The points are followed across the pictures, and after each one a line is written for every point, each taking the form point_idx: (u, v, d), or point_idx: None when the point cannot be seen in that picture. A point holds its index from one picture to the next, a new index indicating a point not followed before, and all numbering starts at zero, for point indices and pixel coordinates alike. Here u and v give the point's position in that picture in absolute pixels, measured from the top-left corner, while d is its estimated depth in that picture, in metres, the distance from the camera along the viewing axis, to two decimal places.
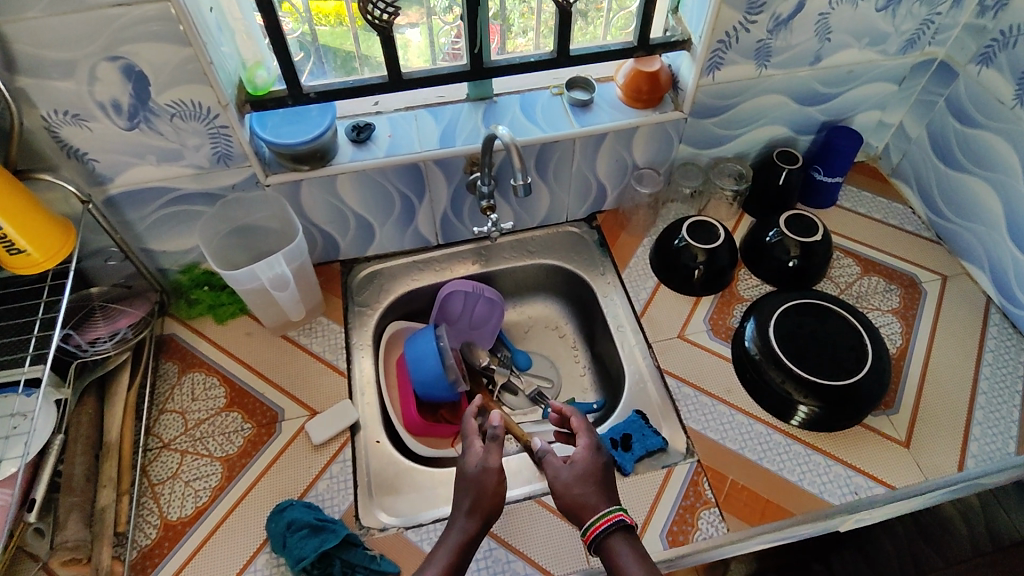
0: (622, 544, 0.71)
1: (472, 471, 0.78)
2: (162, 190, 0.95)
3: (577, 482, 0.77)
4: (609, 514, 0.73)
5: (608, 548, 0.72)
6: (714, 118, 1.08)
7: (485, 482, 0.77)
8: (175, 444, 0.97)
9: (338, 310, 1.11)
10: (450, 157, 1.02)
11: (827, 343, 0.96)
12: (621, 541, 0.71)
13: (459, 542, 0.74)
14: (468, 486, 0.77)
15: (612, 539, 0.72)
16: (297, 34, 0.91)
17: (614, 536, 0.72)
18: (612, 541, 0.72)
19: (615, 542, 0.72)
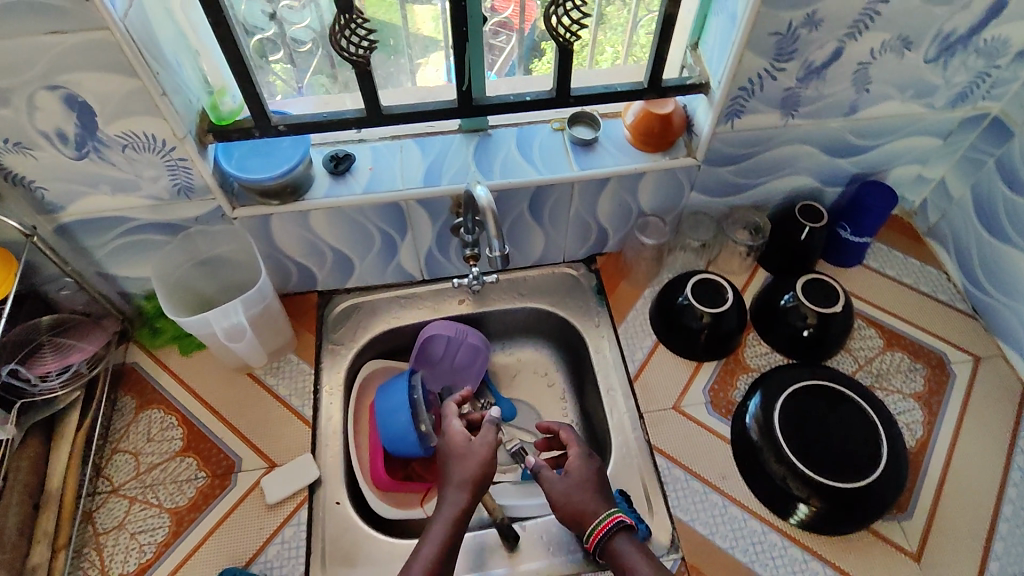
0: (625, 546, 0.75)
1: (471, 449, 0.79)
2: (119, 219, 0.88)
3: (578, 488, 0.80)
4: (612, 517, 0.77)
5: (611, 550, 0.76)
6: (732, 167, 0.98)
7: (483, 466, 0.78)
8: (125, 489, 0.91)
9: (309, 348, 1.04)
10: (435, 197, 0.93)
11: (838, 435, 0.86)
12: (625, 542, 0.76)
13: (455, 518, 0.74)
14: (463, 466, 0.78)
15: (615, 541, 0.76)
16: (311, 22, 0.86)
17: (616, 536, 0.76)
18: (614, 542, 0.76)
19: (618, 544, 0.76)
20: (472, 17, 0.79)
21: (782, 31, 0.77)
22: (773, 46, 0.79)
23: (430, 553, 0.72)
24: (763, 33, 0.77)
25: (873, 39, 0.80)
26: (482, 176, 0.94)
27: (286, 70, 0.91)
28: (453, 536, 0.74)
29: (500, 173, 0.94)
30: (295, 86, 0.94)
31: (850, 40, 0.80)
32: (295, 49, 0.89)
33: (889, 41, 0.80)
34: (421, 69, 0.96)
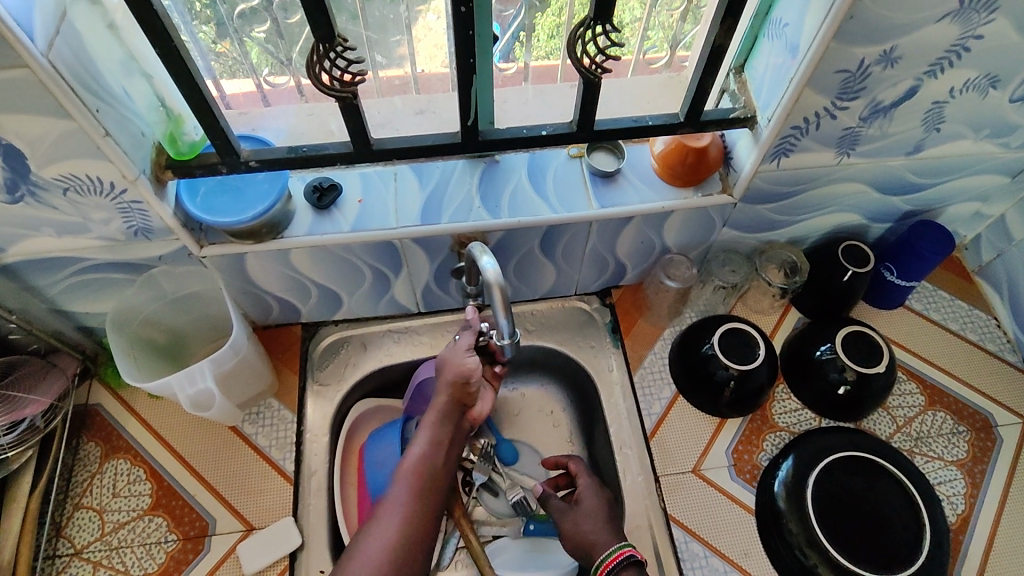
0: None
1: (458, 360, 0.77)
2: (69, 260, 0.76)
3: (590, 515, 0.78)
4: (621, 553, 0.72)
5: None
6: (773, 204, 0.86)
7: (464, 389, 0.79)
8: (88, 552, 0.82)
9: (292, 391, 0.94)
10: (434, 236, 0.82)
11: (875, 518, 0.79)
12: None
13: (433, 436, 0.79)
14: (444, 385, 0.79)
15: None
16: None
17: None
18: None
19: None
20: (481, 39, 0.67)
21: (851, 68, 0.66)
22: (838, 84, 0.68)
23: (417, 455, 0.78)
24: (829, 70, 0.66)
25: (955, 77, 0.69)
26: (488, 213, 0.82)
27: (271, 40, 0.75)
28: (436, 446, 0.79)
29: (509, 209, 0.82)
30: (283, 61, 0.79)
31: (929, 78, 0.69)
32: (283, 20, 0.72)
33: (975, 78, 0.70)
34: (420, 18, 0.77)
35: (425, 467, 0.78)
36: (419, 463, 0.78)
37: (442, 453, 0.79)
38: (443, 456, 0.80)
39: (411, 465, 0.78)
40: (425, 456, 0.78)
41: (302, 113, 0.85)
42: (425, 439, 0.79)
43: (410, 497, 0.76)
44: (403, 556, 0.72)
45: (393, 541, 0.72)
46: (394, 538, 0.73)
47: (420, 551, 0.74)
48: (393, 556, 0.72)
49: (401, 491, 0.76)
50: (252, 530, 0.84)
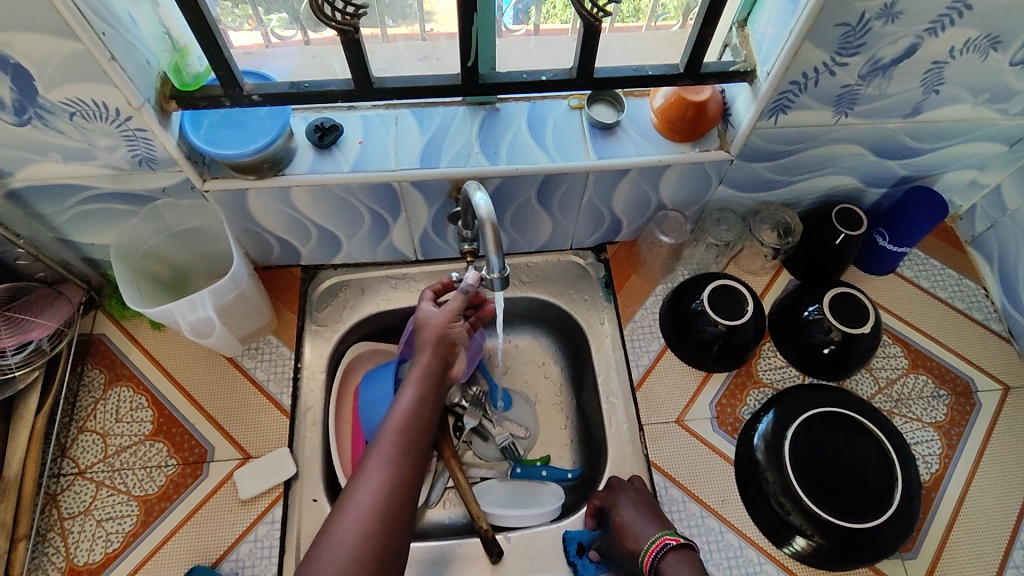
0: (678, 561, 0.69)
1: (439, 318, 0.81)
2: (74, 187, 0.78)
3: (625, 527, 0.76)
4: (654, 545, 0.71)
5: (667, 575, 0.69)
6: (770, 163, 0.87)
7: (450, 345, 0.81)
8: (92, 472, 0.85)
9: (291, 329, 0.96)
10: (433, 180, 0.83)
11: (851, 472, 0.81)
12: (675, 560, 0.69)
13: (418, 393, 0.77)
14: (429, 341, 0.80)
15: (669, 558, 0.69)
16: None
17: (667, 557, 0.70)
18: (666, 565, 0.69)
19: (670, 560, 0.69)
20: None
21: (851, 22, 0.66)
22: (838, 38, 0.68)
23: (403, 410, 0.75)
24: (828, 23, 0.66)
25: (955, 36, 0.69)
26: (486, 160, 0.83)
27: None
28: (423, 402, 0.77)
29: (507, 157, 0.83)
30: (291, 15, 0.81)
31: (929, 36, 0.69)
32: None
33: (975, 39, 0.70)
34: None
35: (411, 423, 0.75)
36: (405, 417, 0.74)
37: (428, 408, 0.77)
38: (428, 411, 0.77)
39: (397, 420, 0.74)
40: (411, 411, 0.75)
41: (306, 56, 0.85)
42: (411, 395, 0.77)
43: (397, 450, 0.72)
44: (392, 507, 0.68)
45: (382, 492, 0.68)
46: (383, 490, 0.68)
47: (408, 506, 0.69)
48: (382, 508, 0.67)
49: (387, 443, 0.72)
50: (249, 458, 0.87)
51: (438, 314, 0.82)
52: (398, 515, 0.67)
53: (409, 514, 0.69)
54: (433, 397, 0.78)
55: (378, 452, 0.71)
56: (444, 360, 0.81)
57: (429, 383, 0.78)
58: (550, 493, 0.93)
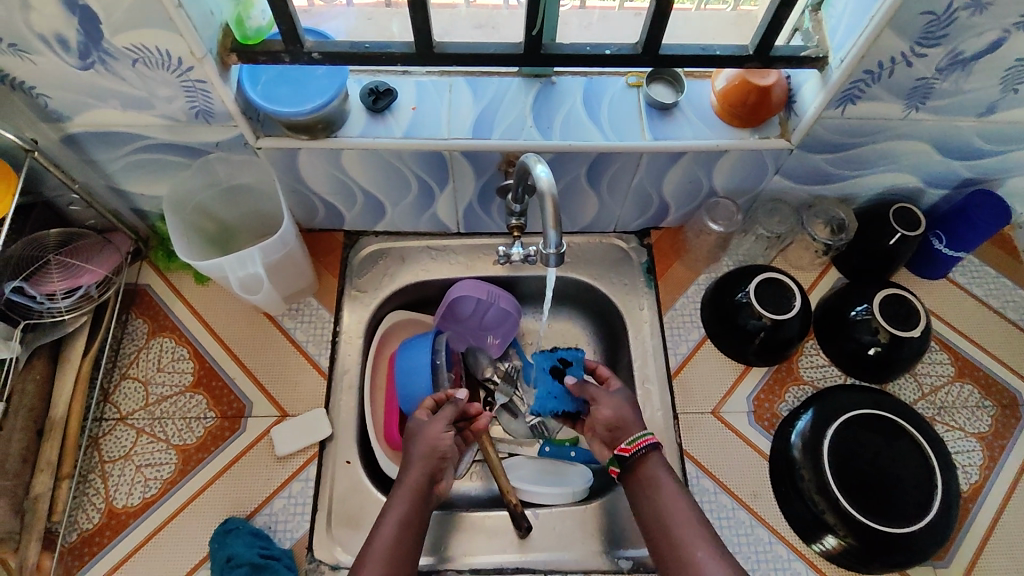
0: (656, 467, 0.76)
1: (426, 431, 0.81)
2: (130, 136, 0.78)
3: (611, 405, 0.82)
4: (646, 438, 0.76)
5: (640, 471, 0.76)
6: (829, 155, 0.85)
7: (439, 459, 0.79)
8: (133, 419, 0.87)
9: (331, 293, 0.97)
10: (484, 151, 0.82)
11: (889, 477, 0.79)
12: (659, 462, 0.76)
13: (406, 514, 0.73)
14: (420, 454, 0.79)
15: (650, 457, 0.76)
16: None
17: (651, 456, 0.76)
18: (646, 463, 0.76)
19: (652, 461, 0.76)
20: None
21: (936, 11, 0.63)
22: (919, 27, 0.65)
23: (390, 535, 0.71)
24: (912, 11, 0.63)
25: None
26: (539, 134, 0.82)
27: None
28: (409, 520, 0.73)
29: (560, 132, 0.82)
30: None
31: (1016, 30, 0.66)
32: None
33: None
34: None
35: (399, 549, 0.71)
36: (391, 539, 0.71)
37: (415, 528, 0.73)
38: (416, 532, 0.73)
39: (385, 546, 0.70)
40: (399, 535, 0.72)
41: (362, 16, 0.84)
42: (397, 514, 0.73)
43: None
44: None
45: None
46: None
47: None
48: None
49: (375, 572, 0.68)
50: (285, 417, 0.88)
51: (429, 425, 0.81)
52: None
53: None
54: (422, 515, 0.75)
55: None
56: (432, 477, 0.78)
57: (417, 501, 0.75)
58: (577, 472, 0.93)
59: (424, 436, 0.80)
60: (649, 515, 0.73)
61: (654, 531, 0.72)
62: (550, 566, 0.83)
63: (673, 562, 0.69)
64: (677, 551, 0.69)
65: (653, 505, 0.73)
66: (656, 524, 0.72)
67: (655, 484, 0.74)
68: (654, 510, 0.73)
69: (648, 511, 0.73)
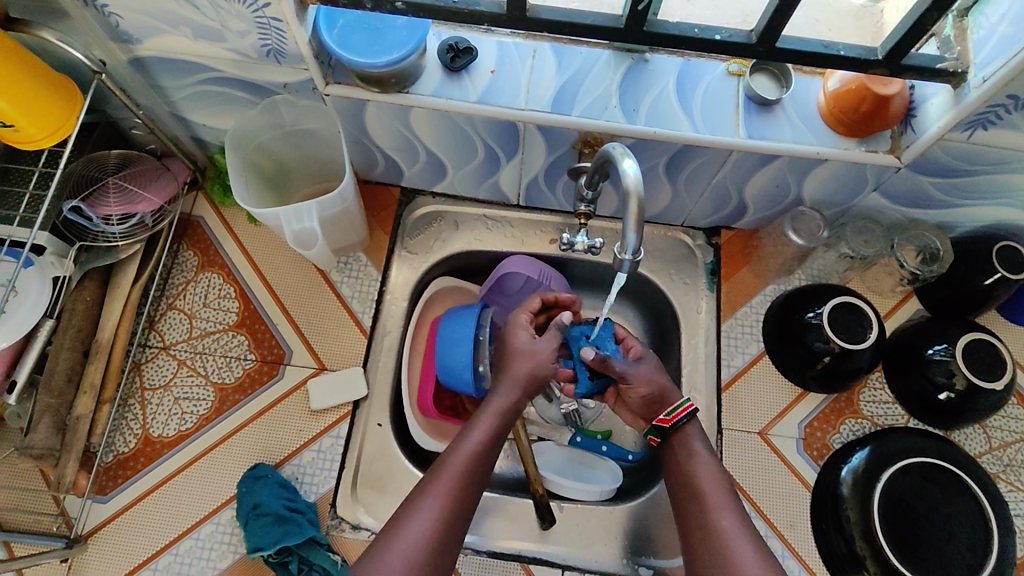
0: (693, 437, 0.73)
1: (534, 349, 0.78)
2: (198, 66, 0.75)
3: (647, 381, 0.76)
4: (685, 407, 0.73)
5: (675, 441, 0.74)
6: (941, 180, 0.77)
7: (541, 383, 0.76)
8: (175, 349, 0.87)
9: (381, 250, 0.94)
10: (561, 127, 0.76)
11: (942, 533, 0.74)
12: (697, 430, 0.74)
13: (494, 433, 0.70)
14: (520, 374, 0.75)
15: (688, 427, 0.74)
16: None
17: (688, 429, 0.74)
18: (683, 435, 0.74)
19: (690, 429, 0.74)
20: None
21: None
22: None
23: (474, 448, 0.68)
24: None
25: None
26: (623, 116, 0.75)
27: None
28: (495, 440, 0.70)
29: (646, 117, 0.75)
30: None
31: None
32: None
33: None
34: None
35: (479, 465, 0.67)
36: (474, 454, 0.67)
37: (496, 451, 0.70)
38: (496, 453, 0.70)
39: (465, 459, 0.67)
40: (482, 449, 0.68)
41: None
42: (483, 429, 0.70)
43: (457, 494, 0.64)
44: (439, 549, 0.61)
45: (436, 528, 0.62)
46: (435, 526, 0.62)
47: (451, 556, 0.62)
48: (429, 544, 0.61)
49: (452, 480, 0.65)
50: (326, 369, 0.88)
51: (538, 349, 0.77)
52: (441, 560, 0.61)
53: (451, 561, 0.63)
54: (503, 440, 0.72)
55: (438, 490, 0.64)
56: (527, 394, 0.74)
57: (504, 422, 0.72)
58: (606, 469, 0.90)
59: (527, 356, 0.77)
60: (678, 482, 0.70)
61: (682, 497, 0.69)
62: (568, 562, 0.82)
63: (692, 525, 0.66)
64: (700, 514, 0.66)
65: (683, 472, 0.70)
66: (683, 488, 0.69)
67: (689, 453, 0.72)
68: (682, 474, 0.70)
69: (680, 472, 0.71)
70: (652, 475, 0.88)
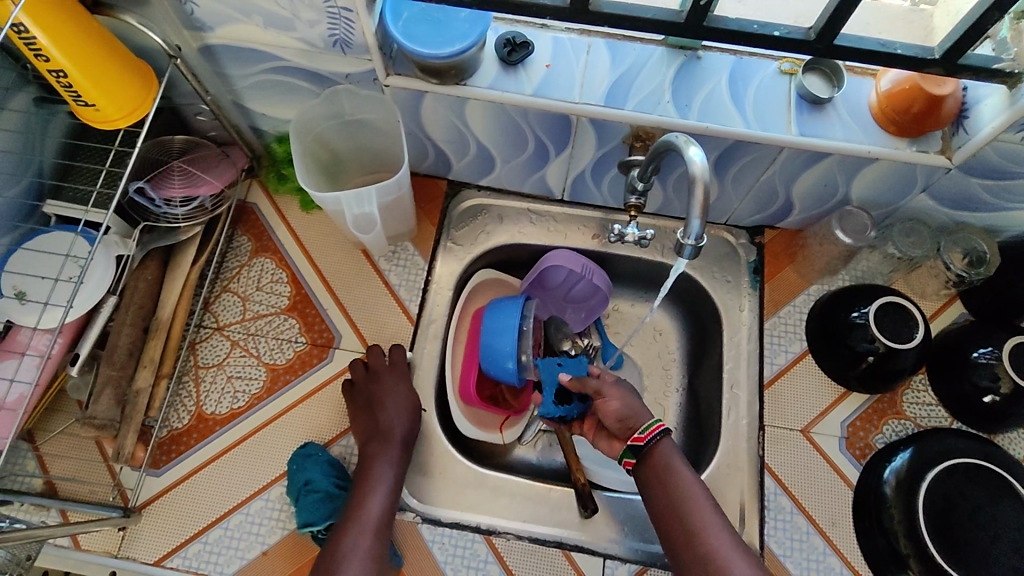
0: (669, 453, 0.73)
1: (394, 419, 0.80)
2: (265, 55, 0.78)
3: (618, 398, 0.78)
4: (658, 424, 0.74)
5: (653, 460, 0.73)
6: (993, 181, 0.77)
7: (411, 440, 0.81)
8: (229, 330, 0.90)
9: (428, 241, 0.97)
10: (615, 121, 0.78)
11: (988, 534, 0.74)
12: (670, 446, 0.73)
13: (393, 491, 0.77)
14: (393, 445, 0.79)
15: (662, 444, 0.73)
16: None
17: (662, 445, 0.74)
18: (659, 453, 0.73)
19: (664, 447, 0.73)
20: None
21: None
22: None
23: (379, 508, 0.75)
24: None
25: None
26: (676, 111, 0.77)
27: None
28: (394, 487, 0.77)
29: (698, 112, 0.77)
30: None
31: None
32: None
33: None
34: None
35: (386, 520, 0.75)
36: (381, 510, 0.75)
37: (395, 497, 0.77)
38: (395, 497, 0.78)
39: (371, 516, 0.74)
40: (383, 507, 0.75)
41: None
42: (381, 484, 0.77)
43: (375, 544, 0.72)
44: None
45: None
46: None
47: None
48: None
49: (368, 536, 0.72)
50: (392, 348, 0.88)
51: (396, 403, 0.81)
52: None
53: None
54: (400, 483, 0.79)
55: (357, 546, 0.71)
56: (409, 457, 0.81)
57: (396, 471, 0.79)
58: None
59: (395, 413, 0.81)
60: (662, 506, 0.71)
61: (669, 522, 0.70)
62: (608, 551, 0.82)
63: (689, 552, 0.67)
64: (690, 539, 0.68)
65: (666, 493, 0.70)
66: (670, 512, 0.70)
67: (671, 474, 0.71)
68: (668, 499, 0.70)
69: (664, 498, 0.70)
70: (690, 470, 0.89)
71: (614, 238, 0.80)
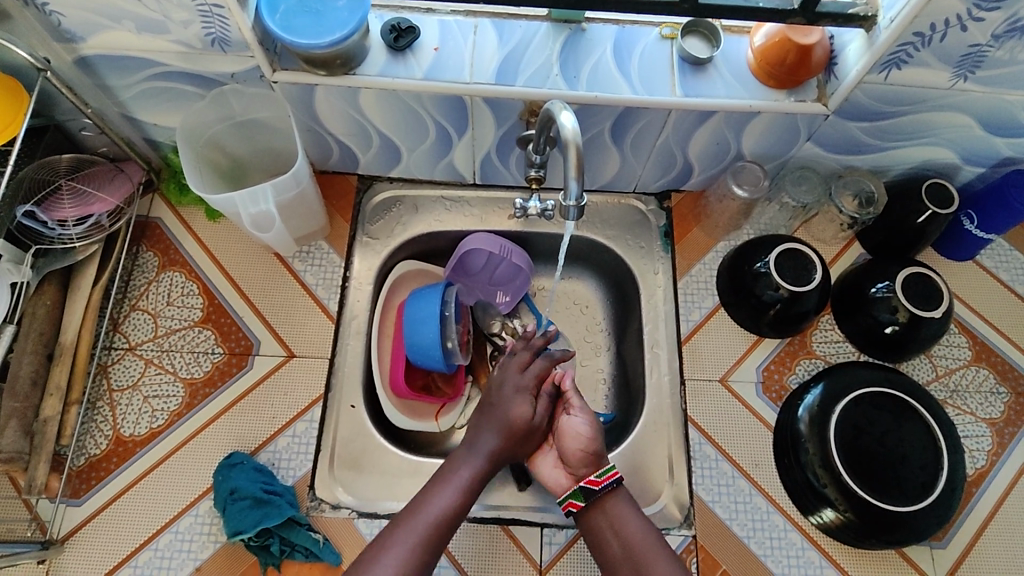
0: (620, 503, 0.73)
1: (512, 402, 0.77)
2: (144, 62, 0.76)
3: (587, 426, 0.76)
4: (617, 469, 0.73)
5: (604, 508, 0.73)
6: (868, 123, 0.81)
7: (522, 432, 0.76)
8: (141, 349, 0.87)
9: (342, 237, 0.96)
10: (507, 97, 0.78)
11: (895, 455, 0.78)
12: (623, 498, 0.73)
13: (462, 497, 0.71)
14: (500, 423, 0.76)
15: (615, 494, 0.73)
16: None
17: (617, 491, 0.74)
18: (612, 499, 0.73)
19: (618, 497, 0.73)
20: None
21: None
22: None
23: (440, 508, 0.69)
24: None
25: None
26: (566, 83, 0.78)
27: None
28: (472, 485, 0.72)
29: (587, 82, 0.78)
30: None
31: None
32: None
33: None
34: None
35: (445, 523, 0.69)
36: (455, 501, 0.70)
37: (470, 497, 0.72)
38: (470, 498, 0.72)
39: (441, 503, 0.69)
40: (453, 502, 0.70)
41: None
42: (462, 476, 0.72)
43: (422, 547, 0.67)
44: None
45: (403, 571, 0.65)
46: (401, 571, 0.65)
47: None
48: None
49: (416, 533, 0.67)
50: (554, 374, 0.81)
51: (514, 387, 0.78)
52: None
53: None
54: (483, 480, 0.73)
55: (400, 542, 0.66)
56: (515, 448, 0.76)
57: (485, 465, 0.73)
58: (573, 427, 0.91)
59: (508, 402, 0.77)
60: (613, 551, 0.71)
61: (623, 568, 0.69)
62: (546, 520, 0.83)
63: None
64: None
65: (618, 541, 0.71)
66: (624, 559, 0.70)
67: (620, 522, 0.72)
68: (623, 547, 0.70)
69: (613, 545, 0.71)
70: (621, 432, 0.91)
71: (517, 212, 0.81)
